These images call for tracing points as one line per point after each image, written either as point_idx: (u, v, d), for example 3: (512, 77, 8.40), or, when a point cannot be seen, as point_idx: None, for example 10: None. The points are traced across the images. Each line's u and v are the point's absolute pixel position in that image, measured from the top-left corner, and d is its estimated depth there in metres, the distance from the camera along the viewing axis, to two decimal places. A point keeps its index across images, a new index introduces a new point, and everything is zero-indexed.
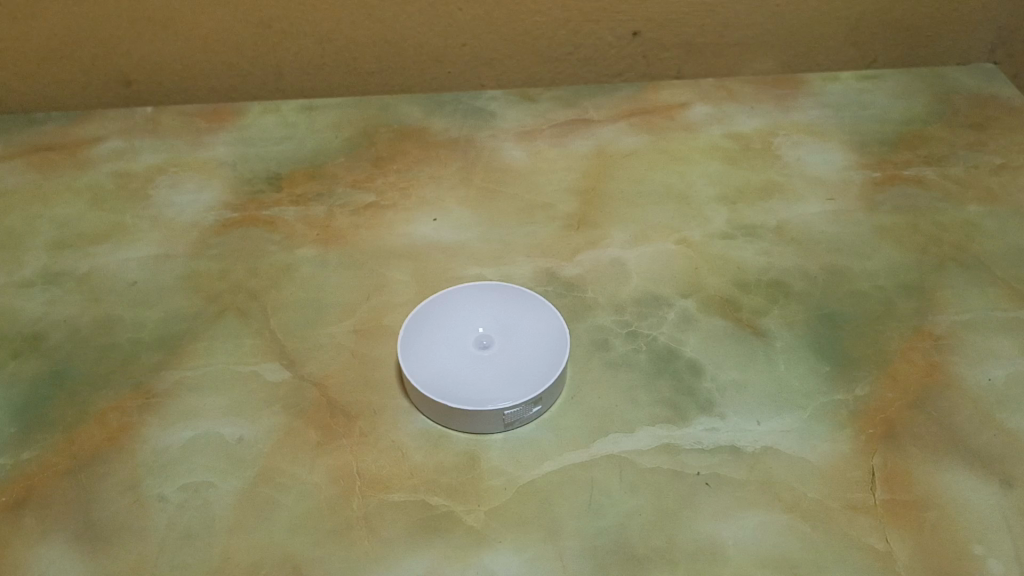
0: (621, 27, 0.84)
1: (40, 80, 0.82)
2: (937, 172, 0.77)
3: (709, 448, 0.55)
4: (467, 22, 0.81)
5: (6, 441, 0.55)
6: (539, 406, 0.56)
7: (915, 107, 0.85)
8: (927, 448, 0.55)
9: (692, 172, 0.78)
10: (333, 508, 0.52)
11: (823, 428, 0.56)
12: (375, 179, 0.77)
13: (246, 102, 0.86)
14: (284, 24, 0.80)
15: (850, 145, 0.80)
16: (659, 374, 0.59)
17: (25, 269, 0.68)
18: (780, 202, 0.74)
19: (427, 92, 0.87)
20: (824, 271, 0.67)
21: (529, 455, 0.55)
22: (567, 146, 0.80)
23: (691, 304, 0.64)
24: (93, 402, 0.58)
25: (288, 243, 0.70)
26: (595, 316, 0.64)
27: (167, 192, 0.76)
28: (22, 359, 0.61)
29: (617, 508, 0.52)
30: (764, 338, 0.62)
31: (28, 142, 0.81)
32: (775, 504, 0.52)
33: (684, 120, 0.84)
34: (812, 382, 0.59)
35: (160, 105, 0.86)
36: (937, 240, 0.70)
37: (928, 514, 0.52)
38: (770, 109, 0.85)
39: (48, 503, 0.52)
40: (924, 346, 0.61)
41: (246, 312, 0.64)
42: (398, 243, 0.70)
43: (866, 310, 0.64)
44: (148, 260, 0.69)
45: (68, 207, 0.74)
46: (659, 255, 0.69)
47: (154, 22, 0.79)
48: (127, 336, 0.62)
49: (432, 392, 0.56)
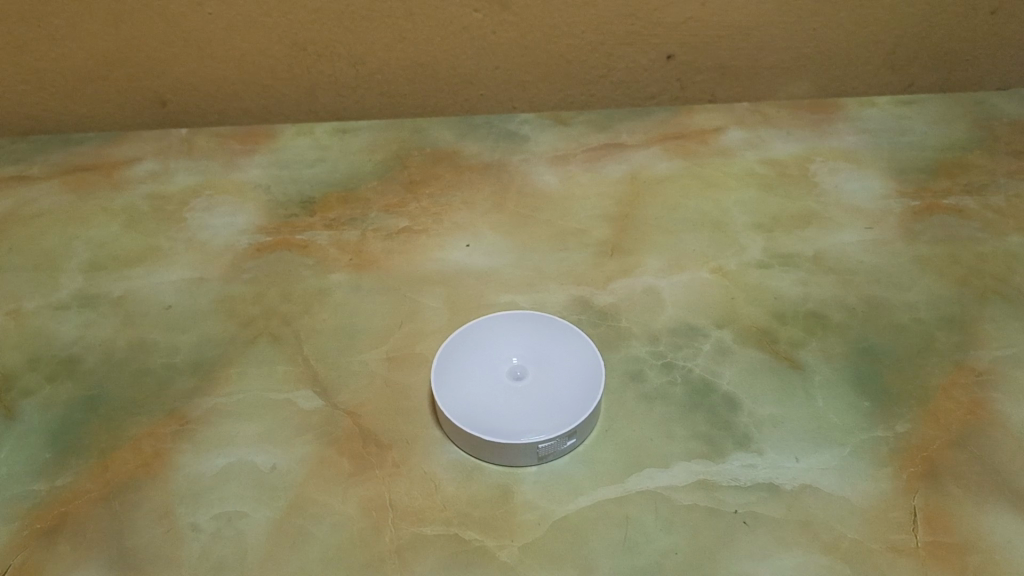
0: (655, 50, 0.83)
1: (77, 101, 0.83)
2: (978, 202, 0.76)
3: (746, 485, 0.54)
4: (501, 44, 0.81)
5: (41, 466, 0.56)
6: (573, 439, 0.56)
7: (953, 133, 0.84)
8: (970, 489, 0.54)
9: (727, 199, 0.77)
10: (364, 541, 0.51)
11: (863, 466, 0.55)
12: (408, 204, 0.77)
13: (279, 123, 0.87)
14: (317, 46, 0.80)
15: (887, 173, 0.79)
16: (695, 409, 0.59)
17: (60, 291, 0.69)
18: (817, 229, 0.73)
19: (459, 114, 0.87)
20: (863, 303, 0.66)
21: (564, 489, 0.54)
22: (600, 171, 0.80)
23: (727, 336, 0.64)
24: (127, 428, 0.58)
25: (321, 267, 0.70)
26: (629, 345, 0.63)
27: (202, 215, 0.76)
28: (57, 383, 0.61)
29: (652, 546, 0.51)
30: (802, 370, 0.61)
31: (64, 162, 0.82)
32: (815, 544, 0.51)
33: (718, 145, 0.83)
34: (851, 418, 0.58)
35: (195, 125, 0.86)
36: (978, 272, 0.69)
37: (972, 558, 0.50)
38: (806, 134, 0.84)
39: (81, 530, 0.52)
40: (966, 381, 0.60)
41: (280, 338, 0.64)
42: (431, 270, 0.70)
43: (906, 344, 0.63)
44: (182, 284, 0.69)
45: (103, 229, 0.75)
46: (694, 285, 0.68)
47: (190, 43, 0.79)
48: (161, 361, 0.63)
49: (466, 422, 0.56)
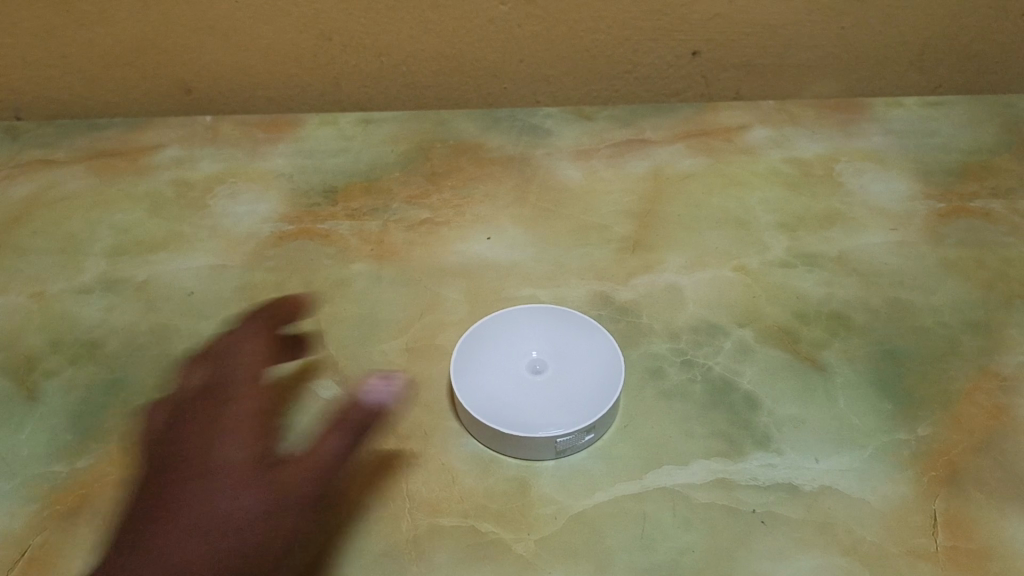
0: (681, 47, 0.83)
1: (104, 87, 0.84)
2: (1005, 206, 0.75)
3: (765, 485, 0.54)
4: (526, 38, 0.81)
5: (63, 447, 0.56)
6: (591, 435, 0.55)
7: (981, 136, 0.83)
8: (992, 495, 0.53)
9: (751, 197, 0.76)
10: (382, 530, 0.52)
11: (884, 469, 0.55)
12: (430, 195, 0.77)
13: (303, 112, 0.87)
14: (342, 36, 0.80)
15: (913, 174, 0.79)
16: (714, 407, 0.58)
17: (84, 274, 0.69)
18: (842, 230, 0.73)
19: (482, 107, 0.87)
20: (886, 304, 0.66)
21: (581, 484, 0.54)
22: (623, 166, 0.80)
23: (748, 334, 0.63)
24: (148, 412, 0.58)
25: (342, 257, 0.70)
26: (650, 342, 0.63)
27: (225, 202, 0.76)
28: (80, 365, 0.62)
29: (669, 543, 0.51)
30: (823, 371, 0.61)
31: (90, 146, 0.83)
32: (834, 546, 0.51)
33: (742, 142, 0.83)
34: (873, 421, 0.57)
35: (219, 113, 0.86)
36: (1004, 276, 0.68)
37: (994, 564, 0.50)
38: (832, 133, 0.84)
39: (101, 512, 0.53)
40: (989, 386, 0.60)
41: (301, 326, 0.64)
42: (453, 261, 0.70)
43: (929, 347, 0.63)
44: (205, 270, 0.70)
45: (127, 214, 0.75)
46: (717, 283, 0.68)
47: (217, 31, 0.79)
48: (183, 346, 0.63)
49: (483, 416, 0.56)
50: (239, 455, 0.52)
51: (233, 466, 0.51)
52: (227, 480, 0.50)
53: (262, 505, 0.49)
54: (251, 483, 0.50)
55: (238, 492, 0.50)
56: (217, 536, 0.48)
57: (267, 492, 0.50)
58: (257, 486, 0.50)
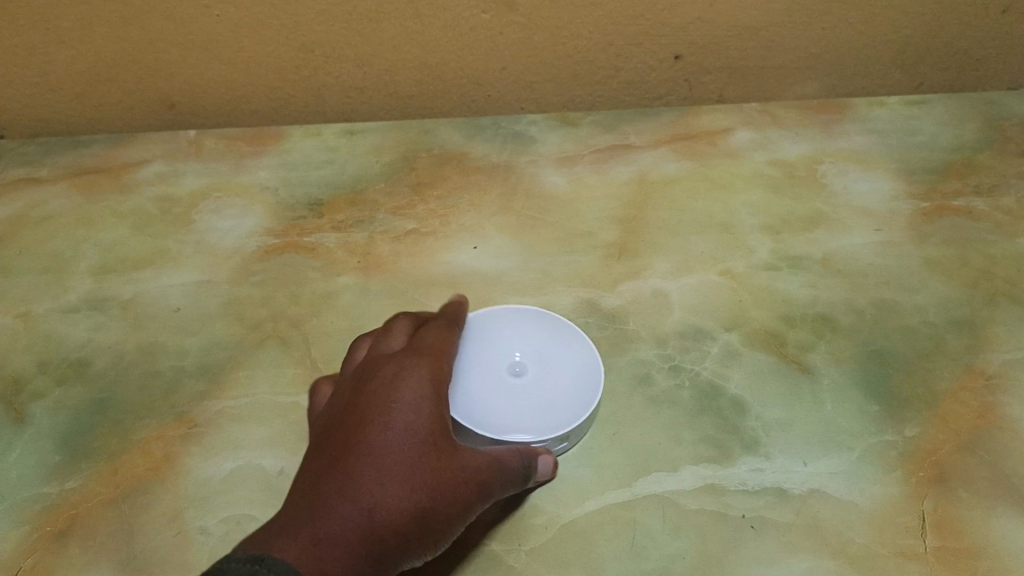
0: (663, 51, 0.82)
1: (86, 104, 0.83)
2: (988, 203, 0.76)
3: (754, 490, 0.54)
4: (508, 45, 0.80)
5: (51, 470, 0.56)
6: (563, 444, 0.55)
7: (963, 134, 0.84)
8: (980, 494, 0.54)
9: (735, 200, 0.77)
10: None
11: (872, 471, 0.55)
12: (415, 205, 0.77)
13: (287, 125, 0.87)
14: (324, 48, 0.79)
15: (896, 174, 0.79)
16: (703, 412, 0.59)
17: (70, 294, 0.69)
18: (826, 231, 0.73)
19: (466, 115, 0.87)
20: (872, 305, 0.66)
21: (570, 493, 0.54)
22: (608, 172, 0.80)
23: (735, 338, 0.64)
24: (137, 431, 0.58)
25: (329, 270, 0.70)
26: (637, 349, 0.63)
27: (210, 218, 0.76)
28: (67, 386, 0.62)
29: (660, 550, 0.51)
30: (810, 374, 0.61)
31: (74, 163, 0.82)
32: (823, 549, 0.51)
33: (726, 145, 0.83)
34: (860, 423, 0.58)
35: (203, 127, 0.86)
36: (988, 274, 0.69)
37: (983, 563, 0.50)
38: (815, 134, 0.84)
39: (90, 534, 0.52)
40: (975, 385, 0.60)
41: (288, 341, 0.64)
42: (439, 272, 0.70)
43: (915, 347, 0.63)
44: (191, 287, 0.69)
45: (112, 232, 0.75)
46: (702, 288, 0.68)
47: (197, 46, 0.78)
48: (170, 364, 0.63)
49: (455, 406, 0.55)
50: (362, 435, 0.46)
51: (424, 446, 0.46)
52: (369, 459, 0.45)
53: (411, 487, 0.44)
54: (379, 463, 0.44)
55: (413, 474, 0.45)
56: (356, 522, 0.42)
57: (401, 471, 0.45)
58: (387, 466, 0.44)
